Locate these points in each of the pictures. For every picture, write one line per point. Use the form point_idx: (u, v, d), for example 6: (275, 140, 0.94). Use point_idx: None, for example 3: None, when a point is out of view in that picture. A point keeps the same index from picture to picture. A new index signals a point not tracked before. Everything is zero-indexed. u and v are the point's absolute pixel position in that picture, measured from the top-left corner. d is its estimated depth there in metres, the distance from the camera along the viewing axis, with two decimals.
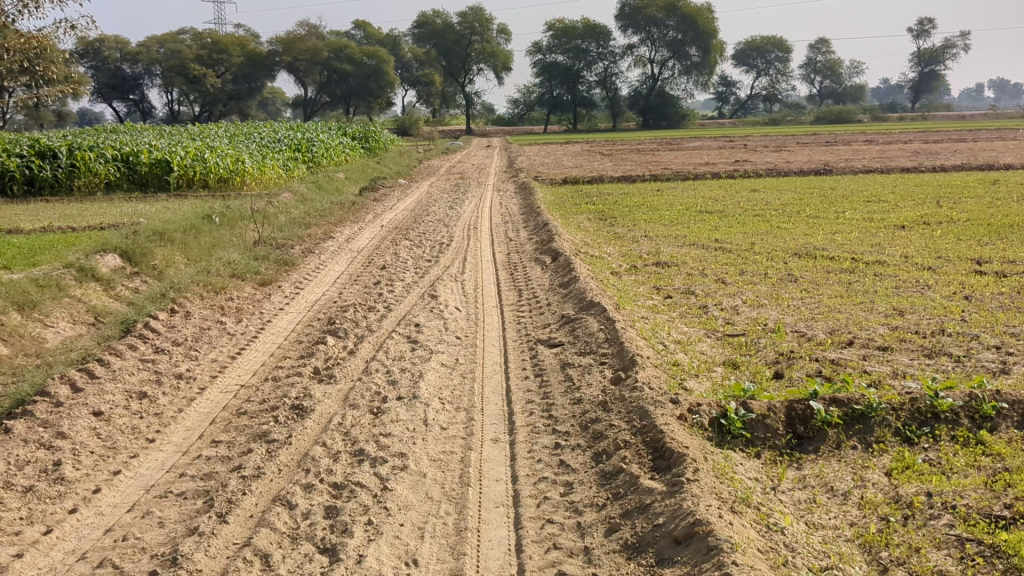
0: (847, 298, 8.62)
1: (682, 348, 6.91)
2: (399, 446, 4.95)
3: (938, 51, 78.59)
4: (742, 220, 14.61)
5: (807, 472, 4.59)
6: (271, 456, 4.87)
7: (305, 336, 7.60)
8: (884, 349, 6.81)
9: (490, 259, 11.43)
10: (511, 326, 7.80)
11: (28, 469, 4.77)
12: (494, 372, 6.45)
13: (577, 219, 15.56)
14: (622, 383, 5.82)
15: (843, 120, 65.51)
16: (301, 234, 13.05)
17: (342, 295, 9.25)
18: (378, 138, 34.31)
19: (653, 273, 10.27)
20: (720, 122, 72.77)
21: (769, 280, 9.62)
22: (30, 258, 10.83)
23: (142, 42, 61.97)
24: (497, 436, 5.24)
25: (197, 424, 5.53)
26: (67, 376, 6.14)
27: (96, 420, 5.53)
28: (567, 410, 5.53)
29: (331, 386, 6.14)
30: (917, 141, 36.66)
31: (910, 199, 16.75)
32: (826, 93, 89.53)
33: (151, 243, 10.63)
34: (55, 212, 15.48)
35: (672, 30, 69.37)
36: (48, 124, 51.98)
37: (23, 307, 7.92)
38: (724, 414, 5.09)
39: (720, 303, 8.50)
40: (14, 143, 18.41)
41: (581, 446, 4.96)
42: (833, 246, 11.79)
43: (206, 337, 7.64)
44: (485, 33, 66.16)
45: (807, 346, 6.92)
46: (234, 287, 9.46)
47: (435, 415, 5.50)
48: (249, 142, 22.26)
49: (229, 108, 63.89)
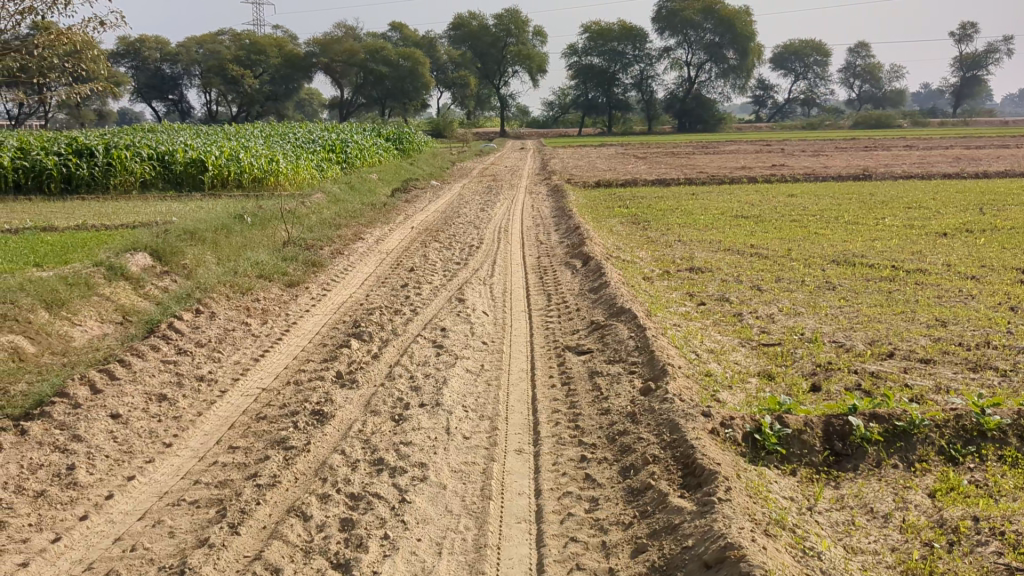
0: (888, 307, 8.34)
1: (714, 357, 6.69)
2: (419, 455, 4.79)
3: (981, 57, 77.21)
4: (778, 225, 14.33)
5: (845, 492, 4.37)
6: (288, 464, 4.73)
7: (329, 339, 7.47)
8: (926, 361, 6.55)
9: (520, 263, 11.25)
10: (539, 332, 7.62)
11: (41, 473, 4.67)
12: (520, 379, 6.28)
13: (610, 222, 15.34)
14: (651, 394, 5.62)
15: (882, 125, 64.58)
16: (331, 235, 12.94)
17: (368, 297, 9.13)
18: (412, 140, 34.26)
19: (686, 279, 10.03)
20: (757, 126, 72.02)
21: (807, 287, 9.35)
22: (62, 256, 10.83)
23: (182, 42, 62.76)
24: (521, 447, 5.06)
25: (216, 429, 5.41)
26: (87, 378, 6.04)
27: (113, 423, 5.43)
28: (595, 421, 5.34)
29: (353, 391, 6.00)
30: (960, 146, 35.85)
31: (951, 206, 16.34)
32: (865, 98, 88.53)
33: (181, 242, 10.57)
34: (89, 210, 15.51)
35: (709, 33, 68.68)
36: (89, 123, 52.57)
37: (51, 305, 7.86)
38: (759, 429, 4.88)
39: (754, 311, 8.27)
40: (53, 140, 18.52)
41: (608, 460, 4.78)
42: (872, 253, 11.47)
43: (230, 338, 7.53)
44: (521, 36, 66.06)
45: (845, 357, 6.67)
46: (261, 288, 9.35)
47: (458, 423, 5.34)
48: (283, 141, 22.27)
49: (267, 108, 64.53)
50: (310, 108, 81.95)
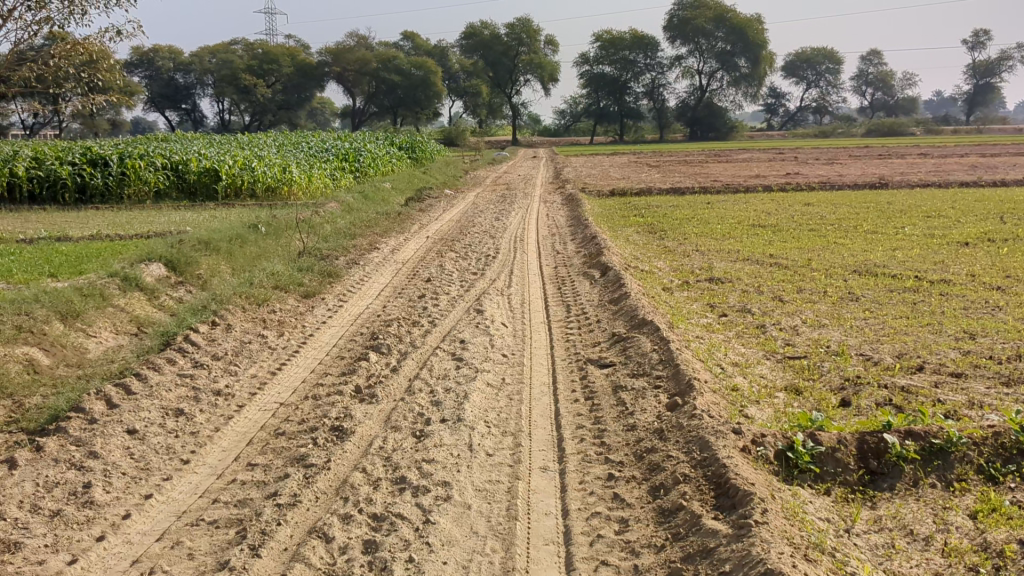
0: (913, 319, 8.19)
1: (740, 371, 6.55)
2: (443, 474, 4.68)
3: (994, 64, 76.81)
4: (797, 234, 14.19)
5: (883, 513, 4.23)
6: (309, 482, 4.63)
7: (348, 352, 7.37)
8: (958, 375, 6.40)
9: (537, 273, 11.15)
10: (559, 344, 7.50)
11: (57, 491, 4.58)
12: (542, 393, 6.16)
13: (626, 232, 15.22)
14: (678, 410, 5.50)
15: (896, 132, 64.31)
16: (346, 245, 12.84)
17: (386, 308, 9.03)
18: (425, 150, 34.22)
19: (706, 289, 9.91)
20: (770, 134, 71.76)
21: (830, 298, 9.22)
22: (76, 266, 10.76)
23: (195, 51, 62.98)
24: (546, 464, 4.95)
25: (234, 445, 5.32)
26: (103, 393, 5.96)
27: (130, 439, 5.33)
28: (621, 437, 5.22)
29: (373, 406, 5.89)
30: (976, 155, 35.58)
31: (971, 215, 16.16)
32: (878, 106, 88.20)
33: (196, 252, 10.51)
34: (103, 220, 15.47)
35: (720, 41, 68.49)
36: (103, 133, 52.64)
37: (66, 316, 7.79)
38: (792, 446, 4.76)
39: (778, 322, 8.13)
40: (68, 150, 18.51)
41: (636, 479, 4.66)
42: (894, 263, 11.31)
43: (247, 351, 7.44)
44: (533, 45, 66.20)
45: (874, 370, 6.53)
46: (277, 299, 9.27)
47: (481, 439, 5.22)
48: (297, 151, 22.26)
49: (280, 117, 64.64)
50: (322, 117, 82.12)
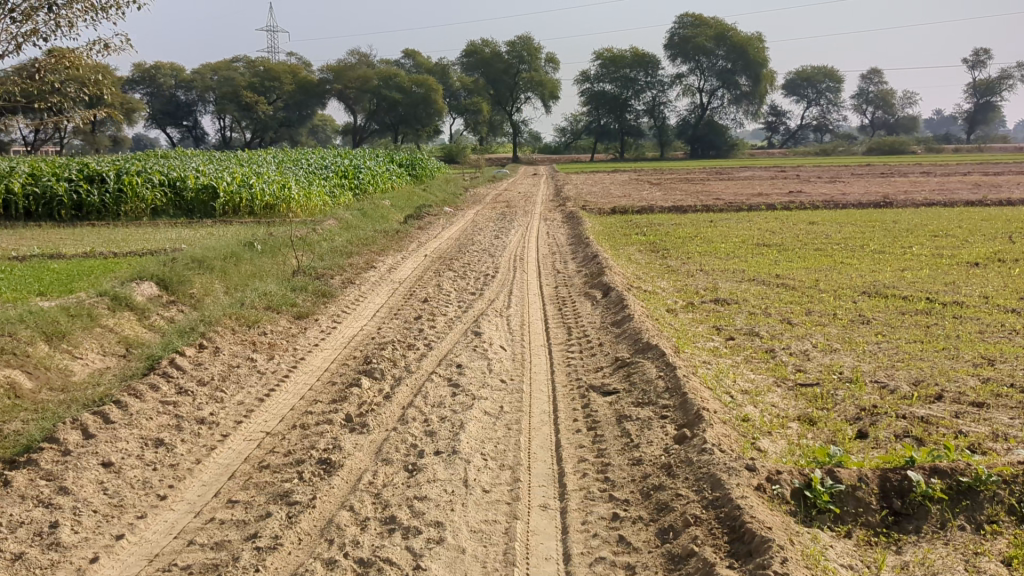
0: (928, 343, 7.88)
1: (751, 400, 6.23)
2: (436, 513, 4.36)
3: (995, 83, 76.58)
4: (803, 254, 13.89)
5: (910, 559, 3.91)
6: (291, 523, 4.31)
7: (339, 377, 7.07)
8: (979, 405, 6.08)
9: (537, 293, 10.87)
10: (560, 369, 7.20)
11: (21, 532, 4.27)
12: (542, 423, 5.85)
13: (628, 251, 14.92)
14: (686, 443, 5.19)
15: (896, 151, 64.12)
16: (342, 264, 12.53)
17: (380, 330, 8.73)
18: (426, 168, 33.94)
19: (712, 311, 9.62)
20: (772, 152, 71.33)
21: (840, 321, 8.91)
22: (67, 285, 10.48)
23: (196, 69, 62.81)
24: (546, 501, 4.64)
25: (215, 479, 5.01)
26: (80, 422, 5.64)
27: (105, 473, 5.02)
28: (626, 473, 4.92)
29: (364, 437, 5.57)
30: (979, 174, 35.24)
31: (979, 235, 15.83)
32: (880, 124, 87.96)
33: (189, 271, 10.21)
34: (99, 237, 15.19)
35: (722, 60, 68.37)
36: (104, 148, 52.42)
37: (51, 337, 7.49)
38: (809, 485, 4.45)
39: (788, 347, 7.82)
40: (65, 166, 18.26)
41: (643, 520, 4.36)
42: (904, 284, 11.03)
43: (235, 376, 7.13)
44: (534, 62, 67.22)
45: (891, 399, 6.21)
46: (268, 321, 8.96)
47: (477, 474, 4.91)
48: (296, 168, 21.99)
49: (281, 135, 64.50)
50: (324, 135, 81.99)
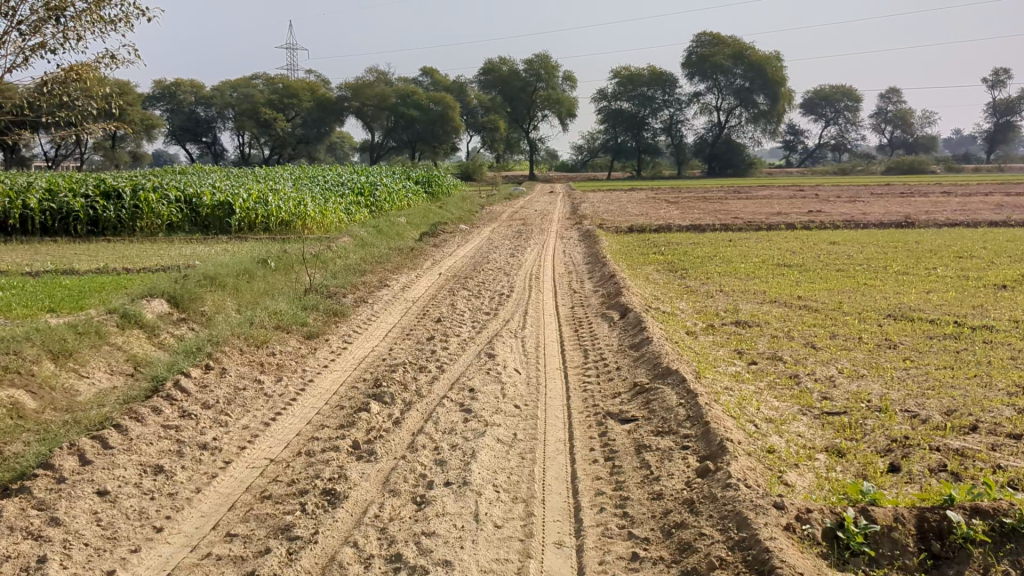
0: (958, 370, 7.57)
1: (775, 430, 5.95)
2: (443, 551, 4.12)
3: (1016, 102, 76.10)
4: (825, 275, 13.60)
5: None
6: (291, 560, 4.07)
7: (347, 401, 6.83)
8: (1017, 437, 5.77)
9: (553, 313, 10.64)
10: (575, 395, 6.94)
11: (7, 567, 4.06)
12: (557, 452, 5.60)
13: (646, 270, 14.65)
14: (709, 477, 4.93)
15: (916, 170, 63.67)
16: (355, 282, 12.31)
17: (391, 352, 8.49)
18: (442, 184, 33.79)
19: (732, 333, 9.36)
20: (789, 171, 70.87)
21: (865, 346, 8.60)
22: (77, 302, 10.30)
23: (215, 86, 63.09)
24: (561, 539, 4.38)
25: (214, 510, 4.78)
26: (77, 447, 5.43)
27: (100, 502, 4.80)
28: (646, 508, 4.66)
29: (371, 466, 5.33)
30: (1000, 194, 34.69)
31: (1004, 256, 15.45)
32: (898, 143, 87.41)
33: (201, 288, 10.02)
34: (113, 253, 15.03)
35: (739, 78, 68.15)
36: (123, 163, 52.54)
37: (58, 356, 7.29)
38: (842, 524, 4.18)
39: (812, 373, 7.54)
40: (81, 181, 18.13)
41: (664, 560, 4.10)
42: (930, 307, 10.72)
43: (241, 399, 6.91)
44: (551, 82, 66.53)
45: (923, 430, 5.91)
46: (277, 341, 8.75)
47: (489, 508, 4.66)
48: (312, 184, 21.86)
49: (299, 151, 64.60)
50: (343, 151, 82.19)
